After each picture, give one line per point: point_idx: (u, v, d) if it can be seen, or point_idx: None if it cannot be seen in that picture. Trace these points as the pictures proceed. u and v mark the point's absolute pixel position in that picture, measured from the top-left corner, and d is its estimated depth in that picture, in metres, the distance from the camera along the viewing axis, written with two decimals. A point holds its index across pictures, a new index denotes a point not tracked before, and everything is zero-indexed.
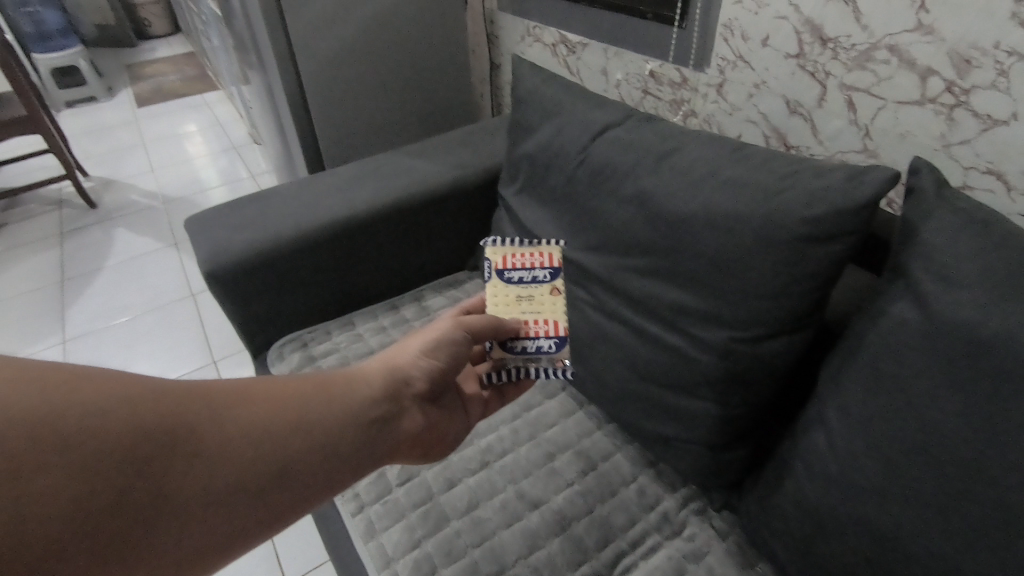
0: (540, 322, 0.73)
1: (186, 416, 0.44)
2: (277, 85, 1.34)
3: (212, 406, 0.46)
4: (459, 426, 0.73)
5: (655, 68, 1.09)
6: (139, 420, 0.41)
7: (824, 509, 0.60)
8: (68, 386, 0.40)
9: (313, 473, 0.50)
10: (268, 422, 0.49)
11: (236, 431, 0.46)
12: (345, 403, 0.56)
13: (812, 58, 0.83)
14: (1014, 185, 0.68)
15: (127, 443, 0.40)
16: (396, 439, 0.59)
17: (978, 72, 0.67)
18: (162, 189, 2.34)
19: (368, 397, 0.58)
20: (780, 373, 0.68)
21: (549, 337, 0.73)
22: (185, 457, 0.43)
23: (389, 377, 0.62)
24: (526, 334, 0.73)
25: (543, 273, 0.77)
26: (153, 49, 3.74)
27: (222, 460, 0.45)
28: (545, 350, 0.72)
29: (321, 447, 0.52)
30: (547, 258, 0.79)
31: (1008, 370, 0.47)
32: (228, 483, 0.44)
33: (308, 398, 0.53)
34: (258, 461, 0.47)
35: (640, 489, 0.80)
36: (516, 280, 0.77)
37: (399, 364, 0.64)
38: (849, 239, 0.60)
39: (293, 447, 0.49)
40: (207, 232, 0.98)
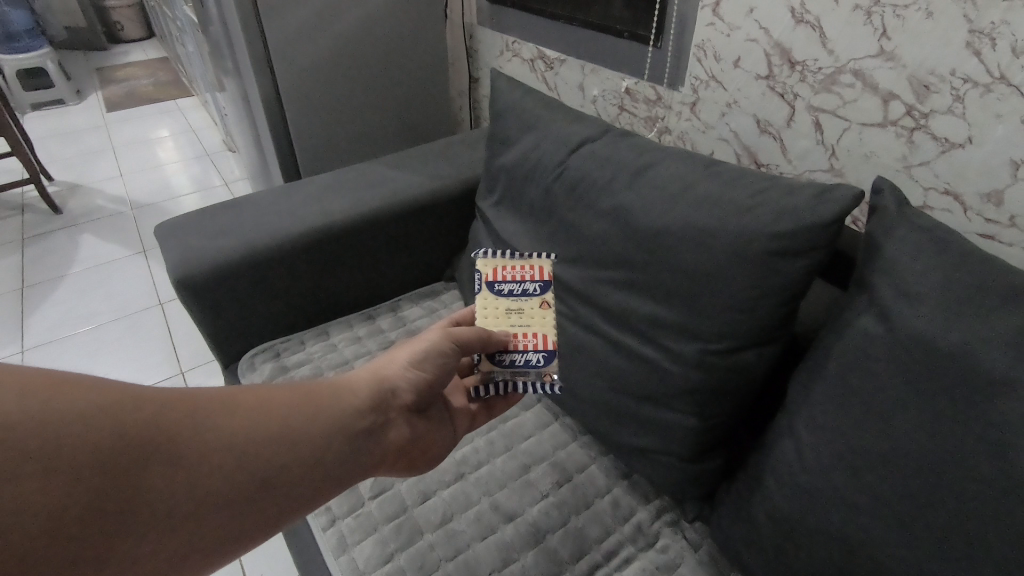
0: (529, 335, 0.72)
1: (171, 423, 0.43)
2: (253, 91, 1.33)
3: (197, 415, 0.45)
4: (445, 439, 0.72)
5: (631, 85, 1.11)
6: (123, 427, 0.40)
7: (795, 518, 0.61)
8: (52, 388, 0.38)
9: (294, 485, 0.49)
10: (254, 432, 0.48)
11: (220, 440, 0.46)
12: (332, 414, 0.55)
13: (782, 80, 0.86)
14: (971, 206, 0.71)
15: (108, 451, 0.39)
16: (380, 451, 0.59)
17: (936, 97, 0.70)
18: (131, 195, 2.29)
19: (355, 407, 0.58)
20: (751, 384, 0.69)
21: (538, 350, 0.71)
22: (167, 466, 0.42)
23: (376, 389, 0.61)
24: (514, 348, 0.71)
25: (532, 286, 0.77)
26: (124, 53, 3.67)
27: (204, 471, 0.44)
28: (534, 363, 0.71)
29: (306, 458, 0.51)
30: (537, 271, 0.78)
31: (967, 384, 0.49)
32: (209, 494, 0.44)
33: (295, 408, 0.52)
34: (241, 472, 0.46)
35: (614, 500, 0.80)
36: (506, 292, 0.76)
37: (387, 374, 0.63)
38: (817, 255, 0.61)
39: (276, 459, 0.49)
40: (179, 237, 0.96)
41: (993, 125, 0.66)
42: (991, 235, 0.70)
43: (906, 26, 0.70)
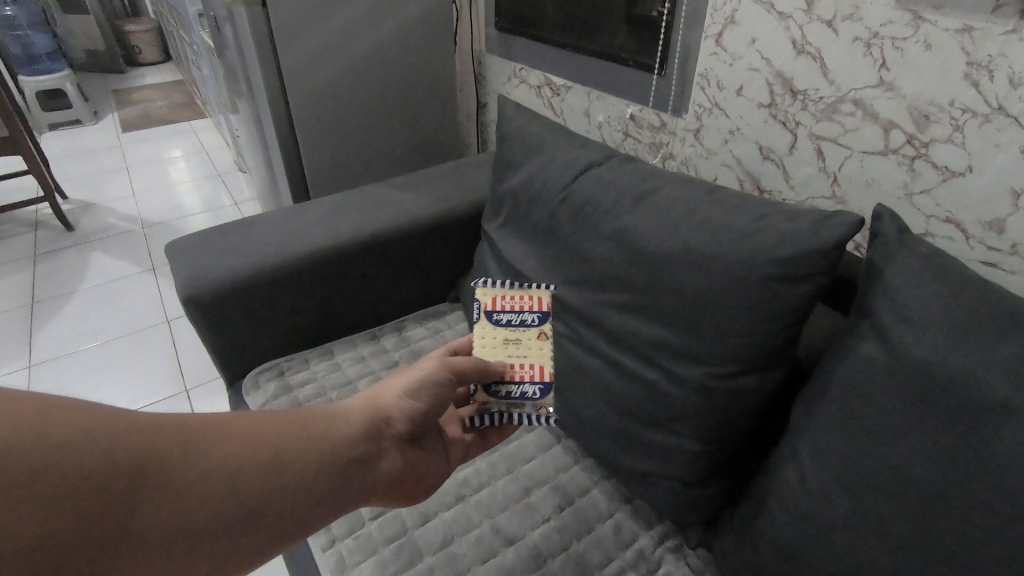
0: (526, 366, 0.74)
1: (161, 450, 0.44)
2: (265, 113, 1.36)
3: (190, 442, 0.46)
4: (439, 470, 0.72)
5: (635, 112, 1.13)
6: (116, 454, 0.41)
7: (798, 545, 0.60)
8: (44, 415, 0.39)
9: (283, 515, 0.49)
10: (246, 460, 0.48)
11: (211, 467, 0.46)
12: (326, 443, 0.55)
13: (784, 108, 0.87)
14: (972, 233, 0.72)
15: (100, 477, 0.39)
16: (372, 481, 0.59)
17: (936, 126, 0.71)
18: (142, 214, 2.32)
19: (348, 436, 0.58)
20: (753, 409, 0.69)
21: (534, 382, 0.73)
22: (156, 493, 0.42)
23: (370, 418, 0.61)
24: (510, 379, 0.73)
25: (531, 317, 0.79)
26: (141, 76, 3.76)
27: (194, 499, 0.44)
28: (530, 396, 0.72)
29: (296, 487, 0.51)
30: (536, 302, 0.81)
31: (969, 409, 0.49)
32: (198, 522, 0.44)
33: (288, 437, 0.53)
34: (230, 501, 0.46)
35: (616, 525, 0.79)
36: (505, 322, 0.78)
37: (381, 404, 0.63)
38: (818, 281, 0.62)
39: (266, 488, 0.49)
40: (187, 256, 0.98)
41: (992, 154, 0.67)
42: (994, 263, 0.71)
43: (905, 58, 0.72)
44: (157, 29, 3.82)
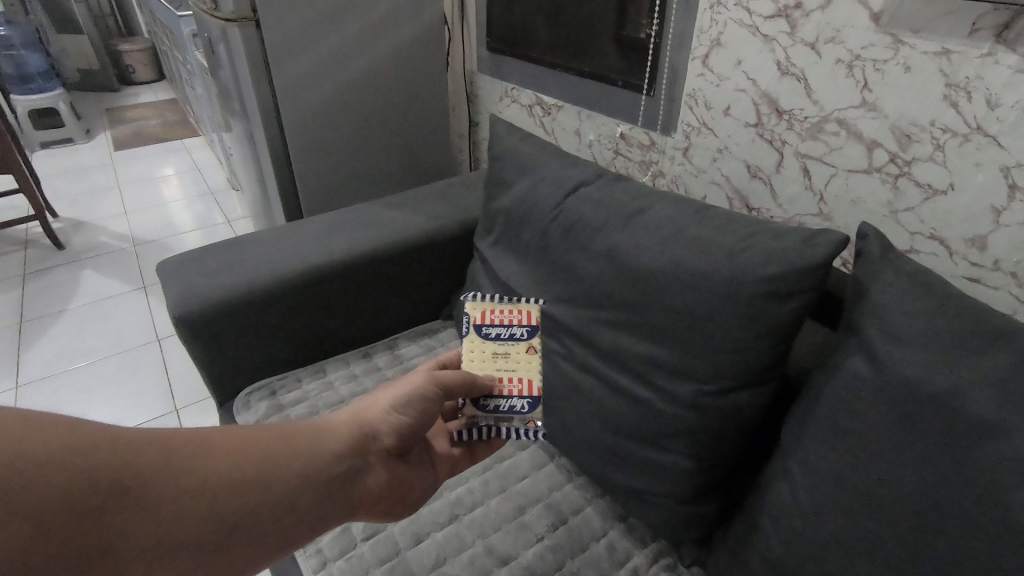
0: (515, 380, 0.77)
1: (141, 465, 0.43)
2: (258, 133, 1.37)
3: (170, 458, 0.45)
4: (427, 484, 0.71)
5: (625, 131, 1.15)
6: (94, 470, 0.40)
7: (791, 562, 0.60)
8: (18, 430, 0.38)
9: (263, 532, 0.49)
10: (224, 476, 0.48)
11: (190, 483, 0.45)
12: (310, 458, 0.55)
13: (770, 127, 0.89)
14: (956, 250, 0.73)
15: (74, 494, 0.39)
16: (356, 497, 0.58)
17: (917, 146, 0.73)
18: (134, 232, 2.32)
19: (334, 451, 0.57)
20: (744, 425, 0.70)
21: (522, 396, 0.76)
22: (131, 511, 0.41)
23: (357, 432, 0.61)
24: (498, 392, 0.75)
25: (520, 331, 0.82)
26: (135, 94, 3.78)
27: (171, 516, 0.43)
28: (518, 409, 0.75)
29: (276, 504, 0.50)
30: (524, 316, 0.84)
31: (956, 425, 0.50)
32: (175, 540, 0.43)
33: (270, 452, 0.52)
34: (207, 518, 0.45)
35: (610, 543, 0.79)
36: (494, 336, 0.81)
37: (368, 417, 0.63)
38: (806, 297, 0.63)
39: (246, 505, 0.48)
40: (179, 274, 0.98)
41: (973, 173, 0.69)
42: (978, 278, 0.72)
43: (886, 79, 0.74)
44: (151, 48, 3.84)
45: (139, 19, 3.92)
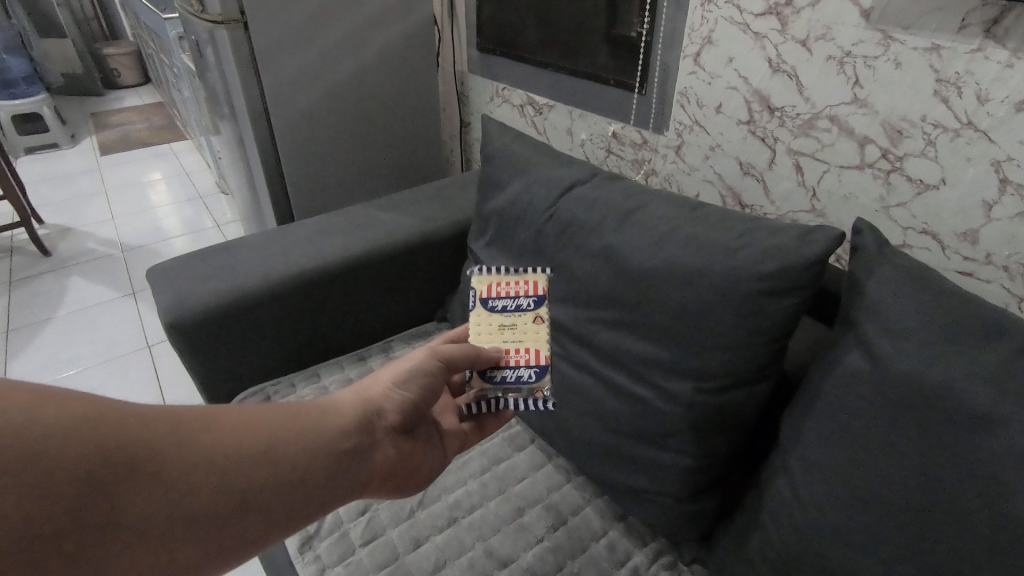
0: (521, 351, 0.72)
1: (152, 438, 0.43)
2: (248, 136, 1.36)
3: (181, 431, 0.45)
4: (435, 462, 0.71)
5: (617, 130, 1.15)
6: (105, 441, 0.40)
7: (792, 558, 0.61)
8: (23, 400, 0.37)
9: (275, 505, 0.49)
10: (234, 446, 0.47)
11: (200, 457, 0.45)
12: (318, 433, 0.54)
13: (762, 125, 0.89)
14: (948, 244, 0.73)
15: (83, 462, 0.38)
16: (365, 472, 0.58)
17: (909, 141, 0.73)
18: (122, 237, 2.29)
19: (340, 427, 0.57)
20: (742, 422, 0.70)
21: (529, 366, 0.71)
22: (141, 481, 0.41)
23: (362, 409, 0.60)
24: (504, 364, 0.71)
25: (526, 301, 0.76)
26: (120, 98, 3.73)
27: (183, 487, 0.43)
28: (525, 380, 0.70)
29: (287, 477, 0.50)
30: (531, 286, 0.78)
31: (955, 419, 0.50)
32: (187, 510, 0.43)
33: (279, 426, 0.52)
34: (218, 488, 0.45)
35: (610, 543, 0.79)
36: (500, 308, 0.76)
37: (372, 395, 0.63)
38: (802, 294, 0.63)
39: (257, 476, 0.48)
40: (170, 279, 0.96)
41: (963, 168, 0.69)
42: (970, 272, 0.73)
43: (876, 76, 0.74)
44: (137, 51, 3.80)
45: (123, 22, 3.87)
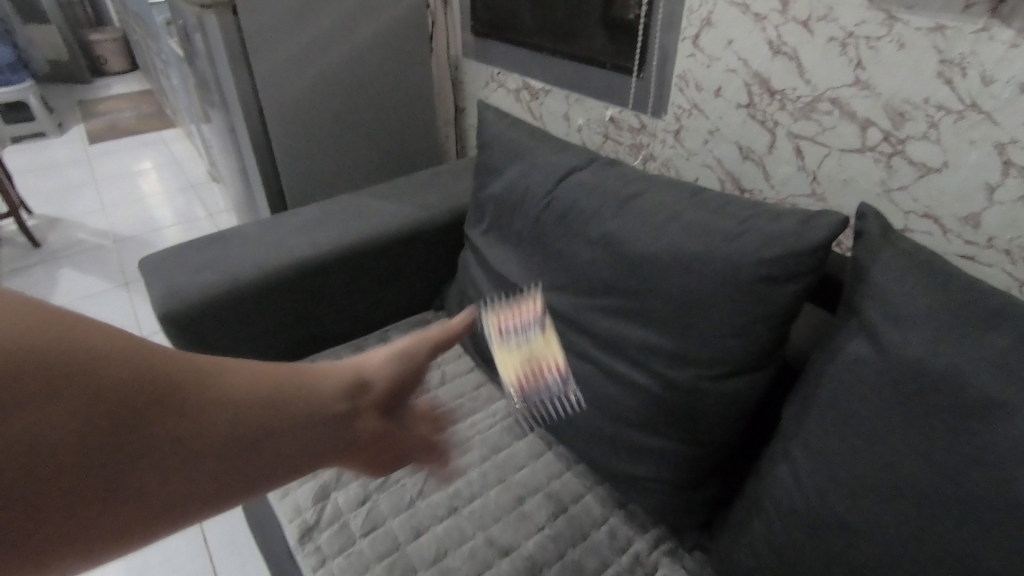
0: (548, 362, 0.75)
1: (130, 346, 0.28)
2: (238, 123, 1.33)
3: (154, 350, 0.29)
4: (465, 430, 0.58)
5: (615, 114, 1.13)
6: (51, 342, 0.24)
7: (794, 544, 0.61)
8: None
9: (316, 452, 0.37)
10: (270, 371, 0.35)
11: (219, 379, 0.32)
12: (361, 372, 0.43)
13: (762, 108, 0.88)
14: (950, 228, 0.73)
15: (65, 358, 0.25)
16: (410, 429, 0.46)
17: (911, 124, 0.73)
18: (112, 228, 2.26)
19: (379, 370, 0.44)
20: (744, 409, 0.69)
21: (557, 372, 0.76)
22: (153, 404, 0.28)
23: (399, 355, 0.47)
24: (540, 375, 0.74)
25: (535, 322, 0.79)
26: (108, 86, 3.67)
27: (195, 419, 0.30)
28: (558, 386, 0.76)
29: (331, 418, 0.38)
30: (530, 309, 0.82)
31: (959, 405, 0.50)
32: (196, 447, 0.29)
33: (273, 364, 0.36)
34: (251, 422, 0.32)
35: (611, 530, 0.79)
36: (511, 336, 0.77)
37: (402, 343, 0.47)
38: (804, 280, 0.62)
39: (295, 415, 0.35)
40: (162, 270, 0.95)
41: (966, 151, 0.69)
42: (971, 256, 0.72)
43: (879, 57, 0.73)
44: (123, 38, 3.73)
45: (109, 8, 3.80)
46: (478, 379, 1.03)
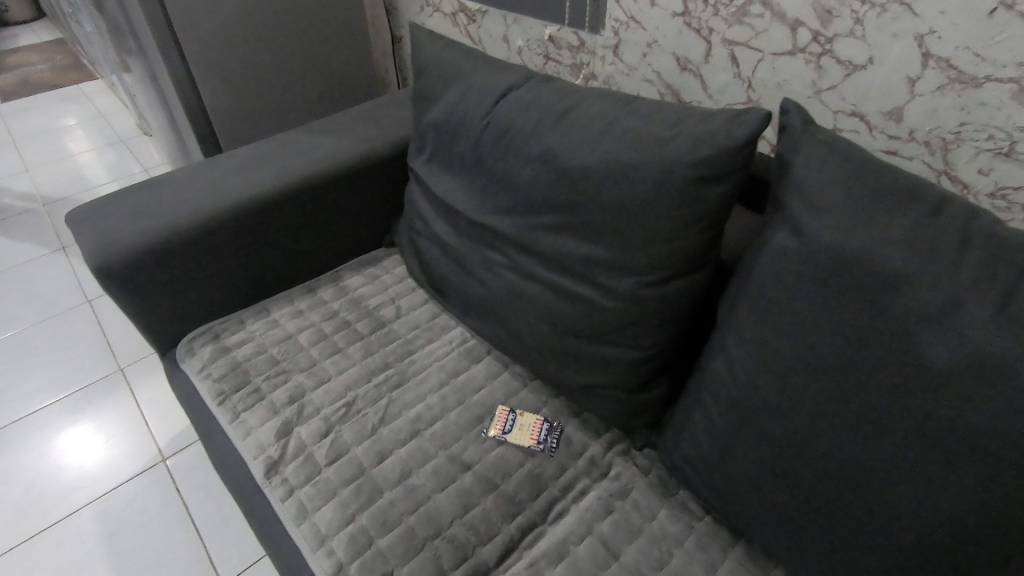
0: (537, 430, 0.83)
1: None
2: (157, 63, 1.24)
3: None
4: None
5: (554, 33, 1.10)
6: None
7: (730, 427, 0.66)
8: None
9: None
10: None
11: None
12: None
13: (697, 15, 0.87)
14: (876, 124, 0.75)
15: None
16: None
17: (838, 21, 0.73)
18: (40, 190, 2.13)
19: None
20: (683, 311, 0.73)
21: (548, 431, 0.84)
22: None
23: None
24: (538, 438, 0.82)
25: (513, 419, 0.84)
26: (14, 36, 3.36)
27: None
28: (546, 428, 0.84)
29: None
30: (505, 412, 0.85)
31: (873, 281, 0.53)
32: None
33: None
34: None
35: (567, 438, 0.84)
36: (505, 431, 0.83)
37: None
38: (731, 180, 0.64)
39: None
40: (92, 221, 0.90)
41: (890, 44, 0.70)
42: (895, 150, 0.75)
43: None
44: None
45: None
46: (433, 310, 1.04)
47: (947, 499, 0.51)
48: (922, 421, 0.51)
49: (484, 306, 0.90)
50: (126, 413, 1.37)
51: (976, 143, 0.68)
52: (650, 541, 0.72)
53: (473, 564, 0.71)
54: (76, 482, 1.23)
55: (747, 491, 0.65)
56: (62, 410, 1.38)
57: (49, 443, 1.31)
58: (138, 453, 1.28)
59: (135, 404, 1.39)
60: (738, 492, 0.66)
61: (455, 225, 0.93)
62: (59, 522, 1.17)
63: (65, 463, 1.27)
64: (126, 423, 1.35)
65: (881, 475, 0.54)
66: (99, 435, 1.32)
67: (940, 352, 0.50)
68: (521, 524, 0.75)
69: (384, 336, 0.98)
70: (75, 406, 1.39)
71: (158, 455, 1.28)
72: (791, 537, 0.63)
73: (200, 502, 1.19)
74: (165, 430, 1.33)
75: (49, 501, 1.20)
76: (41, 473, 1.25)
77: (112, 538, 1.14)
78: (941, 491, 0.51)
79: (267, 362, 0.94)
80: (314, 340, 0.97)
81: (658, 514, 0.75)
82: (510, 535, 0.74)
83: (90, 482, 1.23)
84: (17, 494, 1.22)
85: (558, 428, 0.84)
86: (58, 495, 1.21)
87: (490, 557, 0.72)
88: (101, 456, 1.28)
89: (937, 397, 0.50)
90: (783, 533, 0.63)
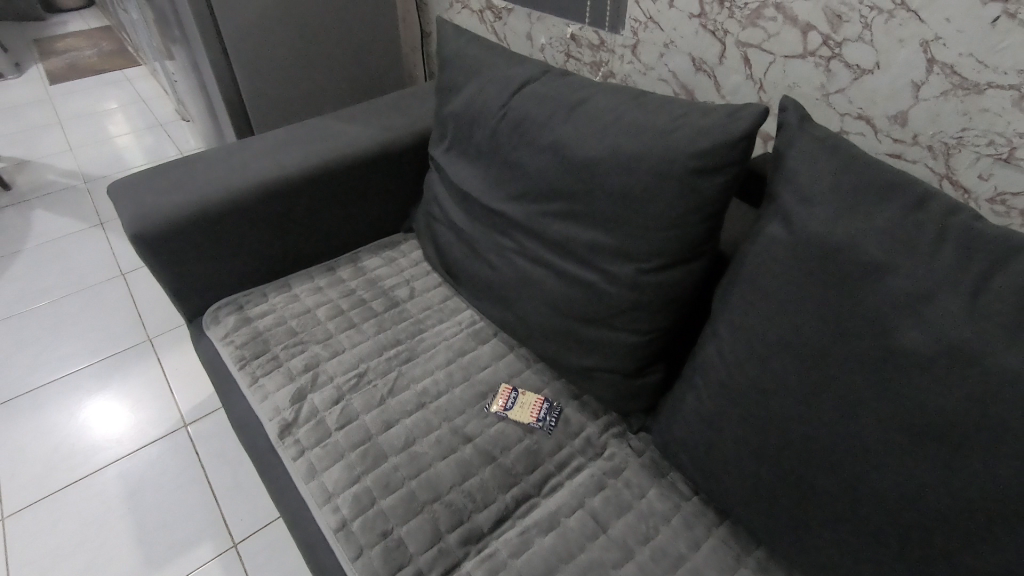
0: (536, 409, 0.87)
1: None
2: (197, 48, 1.31)
3: None
4: None
5: (575, 31, 1.14)
6: None
7: (719, 410, 0.68)
8: None
9: None
10: None
11: None
12: None
13: (713, 17, 0.90)
14: (880, 127, 0.77)
15: None
16: None
17: (848, 26, 0.75)
18: (83, 168, 2.24)
19: None
20: (680, 299, 0.76)
21: (548, 411, 0.87)
22: None
23: None
24: (537, 416, 0.86)
25: (515, 397, 0.88)
26: (64, 23, 3.50)
27: None
28: (546, 408, 0.87)
29: None
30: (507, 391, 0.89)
31: (857, 271, 0.56)
32: None
33: None
34: None
35: (565, 418, 0.87)
36: (506, 407, 0.87)
37: None
38: (730, 172, 0.67)
39: None
40: (131, 193, 0.97)
41: (896, 50, 0.72)
42: (899, 153, 0.77)
43: None
44: None
45: None
46: (445, 292, 1.08)
47: (916, 480, 0.53)
48: (900, 406, 0.53)
49: (494, 289, 0.94)
50: (152, 380, 1.44)
51: (977, 148, 0.70)
52: (638, 517, 0.75)
53: (469, 528, 0.75)
54: (103, 441, 1.31)
55: (733, 472, 0.68)
56: (94, 375, 1.46)
57: (80, 404, 1.39)
58: (161, 418, 1.35)
59: (161, 373, 1.46)
60: (724, 472, 0.69)
61: (470, 211, 0.97)
62: (85, 478, 1.24)
63: (94, 423, 1.34)
64: (151, 390, 1.42)
65: (858, 456, 0.57)
66: (126, 399, 1.40)
67: (916, 339, 0.52)
68: (516, 495, 0.79)
69: (397, 315, 1.03)
70: (106, 371, 1.47)
71: (180, 421, 1.35)
72: (772, 516, 0.65)
73: (217, 466, 1.26)
74: (188, 398, 1.40)
75: (78, 458, 1.28)
76: (71, 431, 1.33)
77: (135, 495, 1.21)
78: (914, 472, 0.53)
79: (286, 333, 0.99)
80: (331, 314, 1.02)
81: (647, 493, 0.78)
82: (505, 504, 0.78)
83: (116, 442, 1.30)
84: (49, 449, 1.29)
85: (557, 408, 0.88)
86: (86, 453, 1.29)
87: (485, 523, 0.76)
88: (127, 420, 1.35)
89: (913, 380, 0.53)
90: (766, 513, 0.66)
